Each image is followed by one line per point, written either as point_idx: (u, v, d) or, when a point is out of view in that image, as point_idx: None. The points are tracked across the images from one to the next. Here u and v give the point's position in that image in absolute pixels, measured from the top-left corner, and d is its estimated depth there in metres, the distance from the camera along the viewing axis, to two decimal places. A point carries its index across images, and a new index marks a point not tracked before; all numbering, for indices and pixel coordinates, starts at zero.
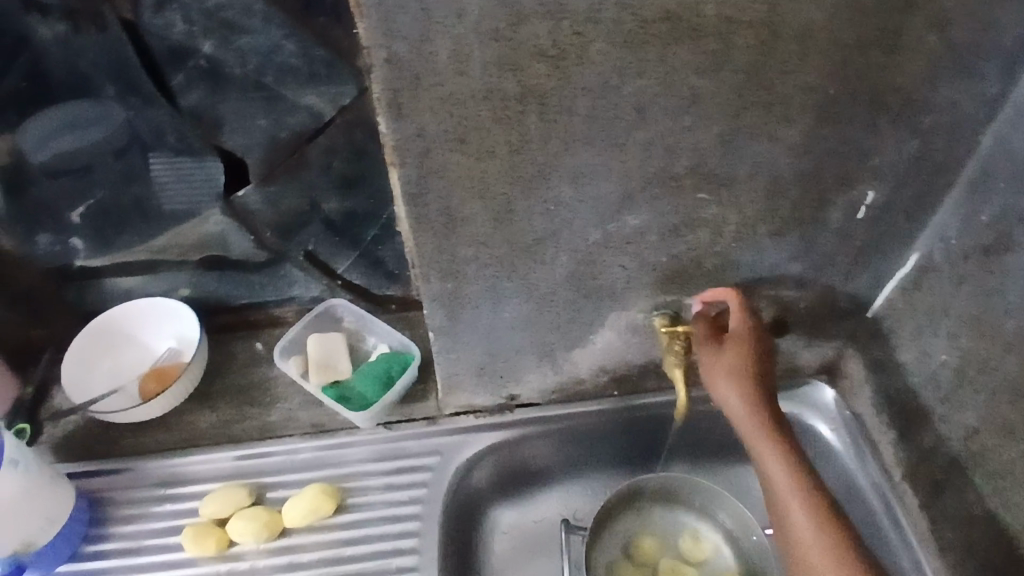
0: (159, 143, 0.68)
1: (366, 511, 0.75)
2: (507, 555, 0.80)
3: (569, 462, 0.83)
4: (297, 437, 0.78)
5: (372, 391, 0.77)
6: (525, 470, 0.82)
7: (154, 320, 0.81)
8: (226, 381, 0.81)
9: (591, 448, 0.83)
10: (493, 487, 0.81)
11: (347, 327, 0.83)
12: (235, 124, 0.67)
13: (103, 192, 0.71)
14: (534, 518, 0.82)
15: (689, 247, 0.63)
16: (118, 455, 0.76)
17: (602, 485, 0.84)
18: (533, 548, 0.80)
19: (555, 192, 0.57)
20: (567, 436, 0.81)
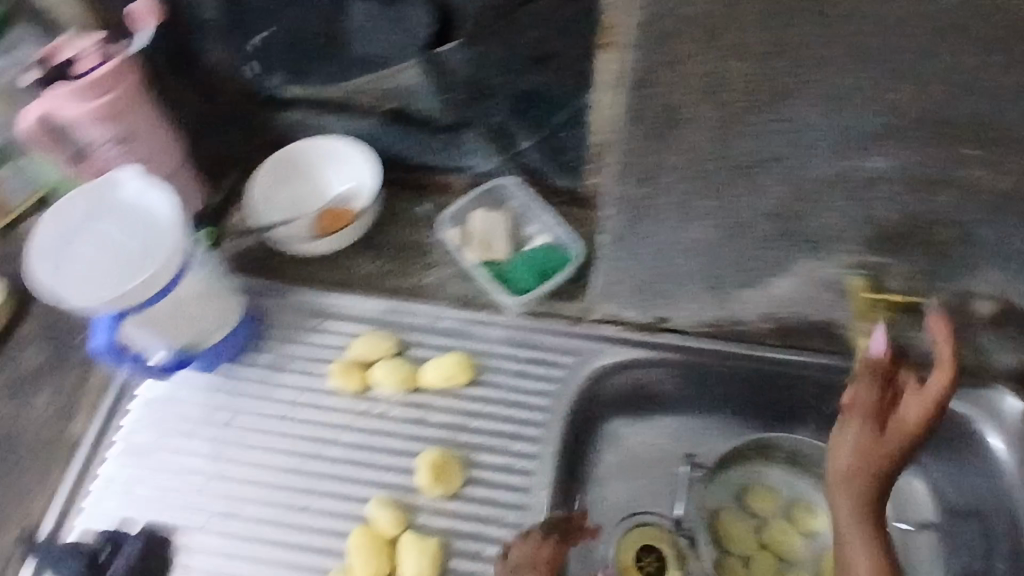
0: None
1: (496, 391, 0.76)
2: (616, 464, 0.81)
3: (698, 395, 0.81)
4: (444, 304, 0.79)
5: (526, 280, 0.75)
6: (650, 395, 0.81)
7: (334, 161, 0.82)
8: (387, 236, 0.82)
9: (726, 393, 0.80)
10: (616, 402, 0.81)
11: (511, 208, 0.80)
12: None
13: (316, 20, 0.72)
14: (650, 441, 0.81)
15: (926, 208, 0.56)
16: (283, 279, 0.81)
17: (721, 425, 0.82)
18: (644, 469, 0.80)
19: (798, 113, 0.51)
20: (705, 372, 0.78)
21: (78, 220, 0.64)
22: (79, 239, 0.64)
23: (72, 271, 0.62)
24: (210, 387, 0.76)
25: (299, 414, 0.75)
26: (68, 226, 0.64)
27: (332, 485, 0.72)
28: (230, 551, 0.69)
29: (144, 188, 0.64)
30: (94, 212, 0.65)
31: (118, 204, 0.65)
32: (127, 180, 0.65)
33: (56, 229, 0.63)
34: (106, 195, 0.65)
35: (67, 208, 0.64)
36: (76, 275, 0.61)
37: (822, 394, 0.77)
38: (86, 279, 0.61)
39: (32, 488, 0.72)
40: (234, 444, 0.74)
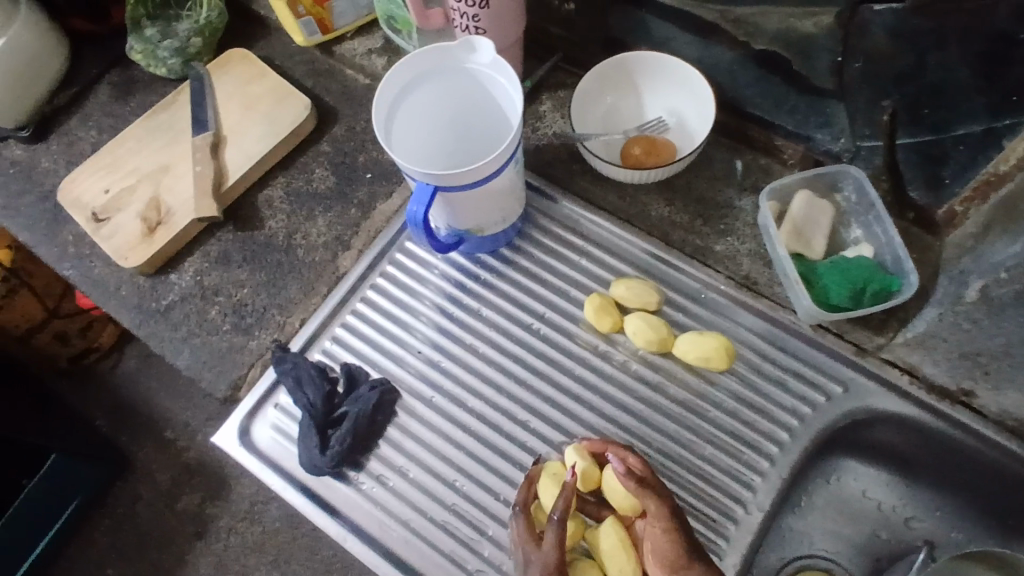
0: None
1: (744, 388, 0.71)
2: (822, 502, 0.79)
3: (943, 480, 0.75)
4: (725, 278, 0.72)
5: (838, 295, 0.65)
6: (887, 448, 0.76)
7: (669, 85, 0.73)
8: (690, 183, 0.75)
9: (975, 483, 0.73)
10: (852, 444, 0.77)
11: (840, 202, 0.70)
12: None
13: None
14: (866, 493, 0.79)
15: None
16: (569, 190, 0.78)
17: (954, 513, 0.76)
18: (847, 514, 0.79)
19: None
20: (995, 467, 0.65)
21: (421, 72, 0.61)
22: (421, 96, 0.63)
23: (412, 130, 0.63)
24: (468, 270, 0.77)
25: (544, 331, 0.74)
26: (412, 77, 0.61)
27: (555, 412, 0.71)
28: (446, 432, 0.71)
29: (497, 73, 0.61)
30: (438, 68, 0.62)
31: (463, 68, 0.62)
32: (482, 52, 0.61)
33: (413, 71, 0.61)
34: (456, 57, 0.61)
35: (418, 62, 0.60)
36: (416, 137, 0.64)
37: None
38: (426, 150, 0.64)
39: (293, 302, 0.77)
40: (475, 334, 0.75)
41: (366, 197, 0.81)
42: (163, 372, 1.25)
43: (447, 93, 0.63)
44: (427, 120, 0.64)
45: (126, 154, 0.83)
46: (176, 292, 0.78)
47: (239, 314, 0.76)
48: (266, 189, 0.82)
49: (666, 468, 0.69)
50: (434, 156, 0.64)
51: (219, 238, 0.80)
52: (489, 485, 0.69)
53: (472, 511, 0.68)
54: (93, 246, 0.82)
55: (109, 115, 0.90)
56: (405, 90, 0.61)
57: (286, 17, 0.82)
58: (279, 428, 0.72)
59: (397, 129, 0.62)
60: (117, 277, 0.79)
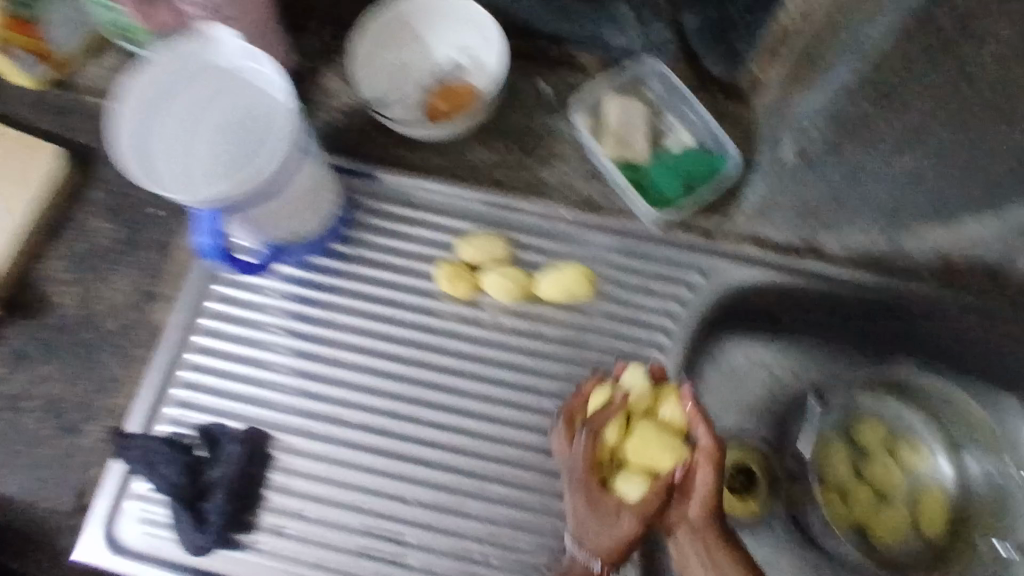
0: None
1: (615, 305, 0.69)
2: (718, 382, 0.80)
3: (816, 326, 0.78)
4: (566, 205, 0.69)
5: (673, 190, 0.65)
6: (760, 314, 0.78)
7: (450, 25, 0.68)
8: (502, 120, 0.71)
9: (843, 321, 0.76)
10: (729, 320, 0.78)
11: (650, 97, 0.69)
12: None
13: None
14: (755, 359, 0.80)
15: None
16: (383, 162, 0.71)
17: (825, 350, 0.80)
18: (743, 386, 0.80)
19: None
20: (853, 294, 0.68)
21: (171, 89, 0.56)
22: (172, 111, 0.55)
23: (170, 149, 0.54)
24: (302, 279, 0.70)
25: (403, 317, 0.69)
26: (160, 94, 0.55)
27: (441, 395, 0.67)
28: (332, 458, 0.66)
29: (246, 61, 0.56)
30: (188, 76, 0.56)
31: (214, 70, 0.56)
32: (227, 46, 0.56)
33: (154, 90, 0.55)
34: (202, 58, 0.56)
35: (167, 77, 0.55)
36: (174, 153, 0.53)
37: (986, 357, 0.69)
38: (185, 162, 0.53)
39: (116, 379, 0.67)
40: (332, 345, 0.68)
41: (162, 237, 0.71)
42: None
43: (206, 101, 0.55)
44: (186, 134, 0.54)
45: None
46: None
47: (61, 412, 0.66)
48: (42, 263, 0.70)
49: None
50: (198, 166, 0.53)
51: (7, 336, 0.68)
52: (395, 495, 0.65)
53: (385, 526, 0.64)
54: None
55: None
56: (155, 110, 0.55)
57: None
58: (148, 520, 0.64)
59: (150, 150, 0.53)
60: None
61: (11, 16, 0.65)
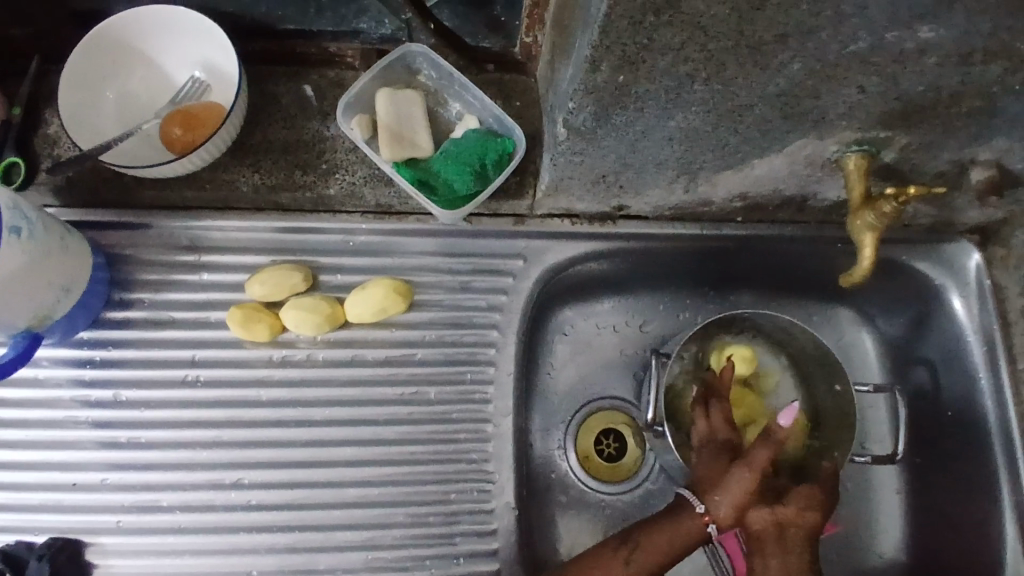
0: None
1: (436, 309, 0.65)
2: (565, 355, 0.76)
3: (652, 280, 0.75)
4: (358, 216, 0.64)
5: (461, 183, 0.59)
6: (593, 281, 0.73)
7: (179, 41, 0.60)
8: (268, 134, 0.61)
9: (674, 271, 0.73)
10: (563, 294, 0.73)
11: (425, 85, 0.63)
12: None
13: None
14: (598, 325, 0.76)
15: (950, 78, 0.48)
16: (136, 206, 0.62)
17: (666, 304, 0.77)
18: (592, 355, 0.76)
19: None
20: (667, 253, 0.70)
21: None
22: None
23: None
24: (79, 359, 0.61)
25: (204, 377, 0.62)
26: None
27: (264, 452, 0.61)
28: (159, 547, 0.60)
29: None
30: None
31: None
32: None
33: None
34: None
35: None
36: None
37: (793, 272, 0.73)
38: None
39: None
40: (131, 425, 0.61)
41: None
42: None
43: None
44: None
45: None
46: None
47: None
48: None
49: (404, 433, 0.63)
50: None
51: None
52: (233, 568, 0.60)
53: None
54: None
55: None
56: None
57: None
58: None
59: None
60: None
61: None
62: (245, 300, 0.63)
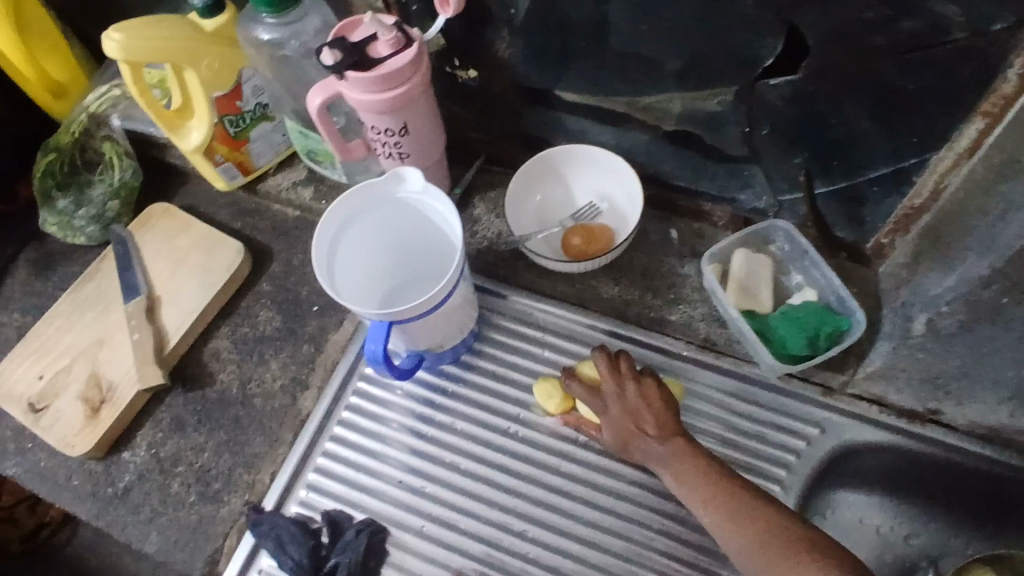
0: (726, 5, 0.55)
1: (728, 445, 0.69)
2: None
3: (934, 495, 0.70)
4: (684, 344, 0.72)
5: (794, 342, 0.66)
6: (867, 469, 0.71)
7: (590, 172, 0.75)
8: (634, 258, 0.76)
9: (964, 490, 0.68)
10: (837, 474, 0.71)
11: (775, 254, 0.72)
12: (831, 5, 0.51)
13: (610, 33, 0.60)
14: (863, 519, 0.72)
15: None
16: (517, 283, 0.77)
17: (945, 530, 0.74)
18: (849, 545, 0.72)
19: None
20: (977, 479, 0.67)
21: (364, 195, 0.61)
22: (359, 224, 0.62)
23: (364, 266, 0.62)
24: (432, 386, 0.75)
25: (520, 434, 0.72)
26: (355, 207, 0.61)
27: (548, 514, 0.69)
28: (446, 562, 0.69)
29: (430, 197, 0.61)
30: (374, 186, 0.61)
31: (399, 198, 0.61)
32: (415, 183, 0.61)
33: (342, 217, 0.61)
34: (393, 191, 0.61)
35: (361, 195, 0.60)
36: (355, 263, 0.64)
37: None
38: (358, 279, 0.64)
39: (259, 456, 0.73)
40: (453, 451, 0.72)
41: (316, 330, 0.79)
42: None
43: (387, 221, 0.64)
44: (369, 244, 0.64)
45: (55, 336, 0.79)
46: (133, 471, 0.74)
47: (204, 482, 0.73)
48: (211, 342, 0.79)
49: (670, 548, 0.68)
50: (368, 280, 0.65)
51: (169, 403, 0.77)
52: None
53: None
54: (34, 438, 0.77)
55: (30, 294, 0.86)
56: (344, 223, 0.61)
57: (204, 167, 0.80)
58: None
59: (337, 255, 0.61)
60: (65, 468, 0.75)
61: (227, 135, 0.77)
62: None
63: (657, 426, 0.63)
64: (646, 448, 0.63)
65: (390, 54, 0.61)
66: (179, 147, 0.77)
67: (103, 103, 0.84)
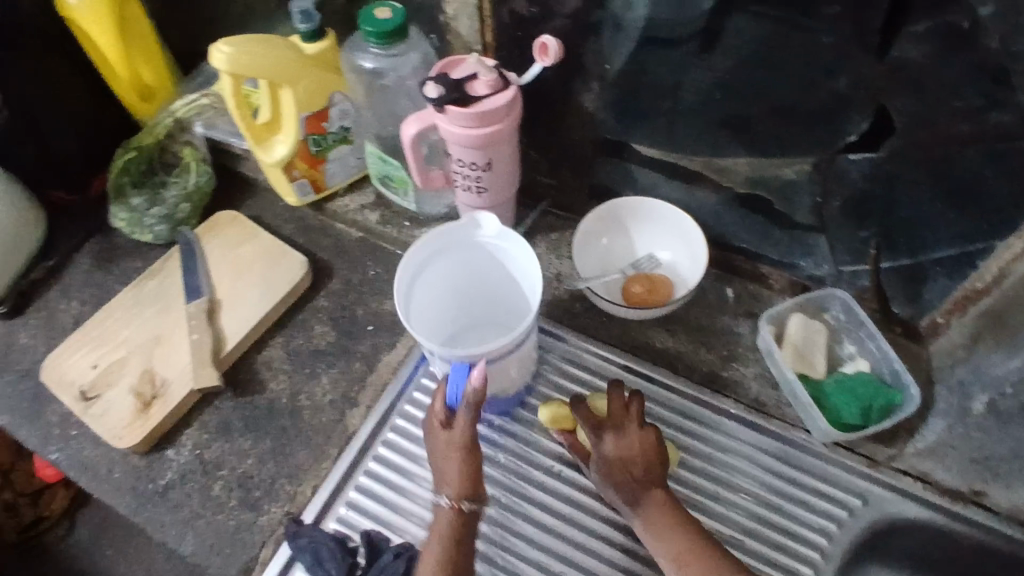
0: (821, 80, 0.59)
1: (770, 506, 0.69)
2: None
3: None
4: (733, 402, 0.73)
5: (849, 412, 0.67)
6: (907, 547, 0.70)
7: (655, 225, 0.77)
8: (690, 312, 0.77)
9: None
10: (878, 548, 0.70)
11: (830, 322, 0.74)
12: (924, 91, 0.55)
13: (702, 95, 0.64)
14: None
15: None
16: (572, 324, 0.78)
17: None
18: None
19: None
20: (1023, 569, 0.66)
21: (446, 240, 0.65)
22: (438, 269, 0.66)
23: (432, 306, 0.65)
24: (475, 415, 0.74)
25: (562, 472, 0.71)
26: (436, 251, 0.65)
27: (588, 558, 0.67)
28: None
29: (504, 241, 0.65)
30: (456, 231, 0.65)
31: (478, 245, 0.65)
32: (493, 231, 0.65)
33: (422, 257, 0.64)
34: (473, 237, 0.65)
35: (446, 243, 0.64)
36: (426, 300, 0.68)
37: None
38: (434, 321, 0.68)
39: (303, 469, 0.74)
40: (492, 482, 0.70)
41: (369, 350, 0.80)
42: (121, 540, 1.15)
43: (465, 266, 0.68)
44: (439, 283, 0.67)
45: (112, 327, 0.81)
46: (174, 470, 0.74)
47: (245, 488, 0.73)
48: (265, 350, 0.80)
49: None
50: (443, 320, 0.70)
51: (218, 406, 0.77)
52: None
53: None
54: (79, 426, 0.78)
55: (90, 284, 0.87)
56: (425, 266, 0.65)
57: (280, 181, 0.83)
58: None
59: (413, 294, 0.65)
60: (107, 459, 0.75)
61: (308, 153, 0.80)
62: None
63: (644, 475, 0.63)
64: (630, 489, 0.63)
65: (487, 95, 0.64)
66: (261, 159, 0.80)
67: (190, 110, 0.87)
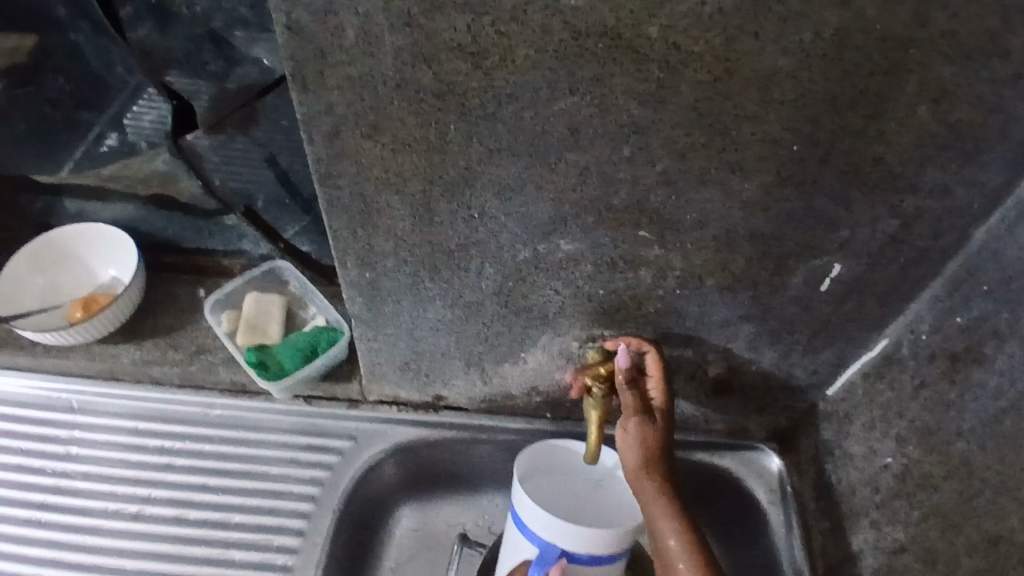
0: (108, 74, 0.64)
1: (262, 490, 0.70)
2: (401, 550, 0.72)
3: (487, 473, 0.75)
4: (216, 393, 0.76)
5: (292, 361, 0.73)
6: (434, 470, 0.74)
7: (97, 246, 0.79)
8: (157, 321, 0.79)
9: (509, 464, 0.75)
10: (402, 484, 0.74)
11: (292, 291, 0.79)
12: (177, 60, 0.62)
13: (32, 109, 0.67)
14: (444, 519, 0.74)
15: (630, 285, 0.57)
16: (43, 368, 0.76)
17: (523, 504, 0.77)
18: (427, 546, 0.72)
19: (467, 207, 0.51)
20: (500, 452, 0.74)
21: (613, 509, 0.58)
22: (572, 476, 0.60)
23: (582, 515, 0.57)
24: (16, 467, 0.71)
25: (45, 518, 0.68)
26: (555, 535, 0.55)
27: None
28: None
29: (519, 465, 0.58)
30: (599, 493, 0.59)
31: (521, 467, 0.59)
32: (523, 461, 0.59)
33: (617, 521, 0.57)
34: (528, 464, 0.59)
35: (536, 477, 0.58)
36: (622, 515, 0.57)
37: None
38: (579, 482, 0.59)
39: None
40: None
41: None
42: None
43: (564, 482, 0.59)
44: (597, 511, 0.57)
45: None
46: None
47: None
48: None
49: None
50: (550, 527, 0.54)
51: None
52: None
53: None
54: None
55: None
56: (170, 451, 0.72)
57: None
58: None
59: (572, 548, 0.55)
60: None
61: None
62: (110, 460, 0.71)
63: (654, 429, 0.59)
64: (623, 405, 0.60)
65: None
66: None
67: None
